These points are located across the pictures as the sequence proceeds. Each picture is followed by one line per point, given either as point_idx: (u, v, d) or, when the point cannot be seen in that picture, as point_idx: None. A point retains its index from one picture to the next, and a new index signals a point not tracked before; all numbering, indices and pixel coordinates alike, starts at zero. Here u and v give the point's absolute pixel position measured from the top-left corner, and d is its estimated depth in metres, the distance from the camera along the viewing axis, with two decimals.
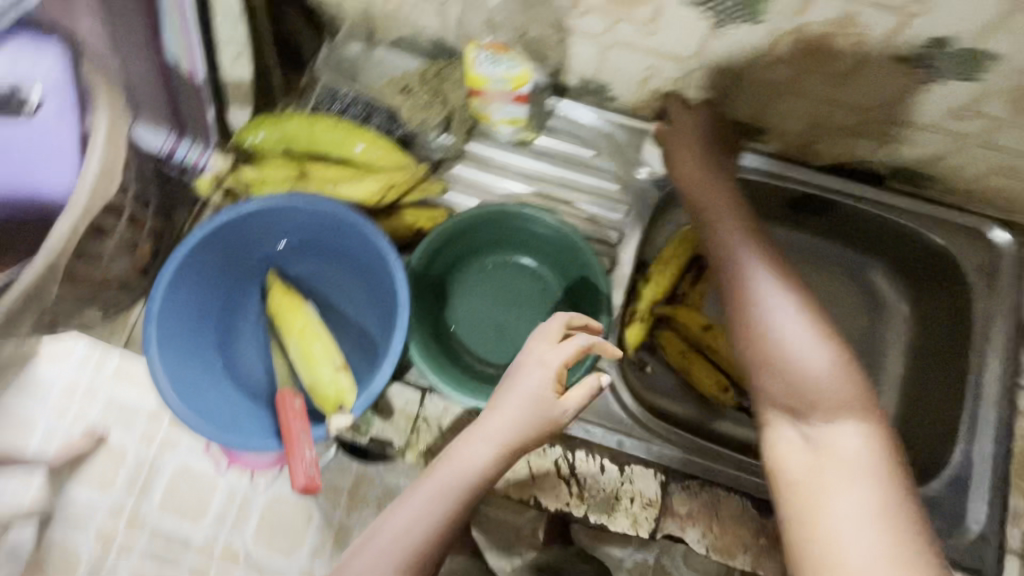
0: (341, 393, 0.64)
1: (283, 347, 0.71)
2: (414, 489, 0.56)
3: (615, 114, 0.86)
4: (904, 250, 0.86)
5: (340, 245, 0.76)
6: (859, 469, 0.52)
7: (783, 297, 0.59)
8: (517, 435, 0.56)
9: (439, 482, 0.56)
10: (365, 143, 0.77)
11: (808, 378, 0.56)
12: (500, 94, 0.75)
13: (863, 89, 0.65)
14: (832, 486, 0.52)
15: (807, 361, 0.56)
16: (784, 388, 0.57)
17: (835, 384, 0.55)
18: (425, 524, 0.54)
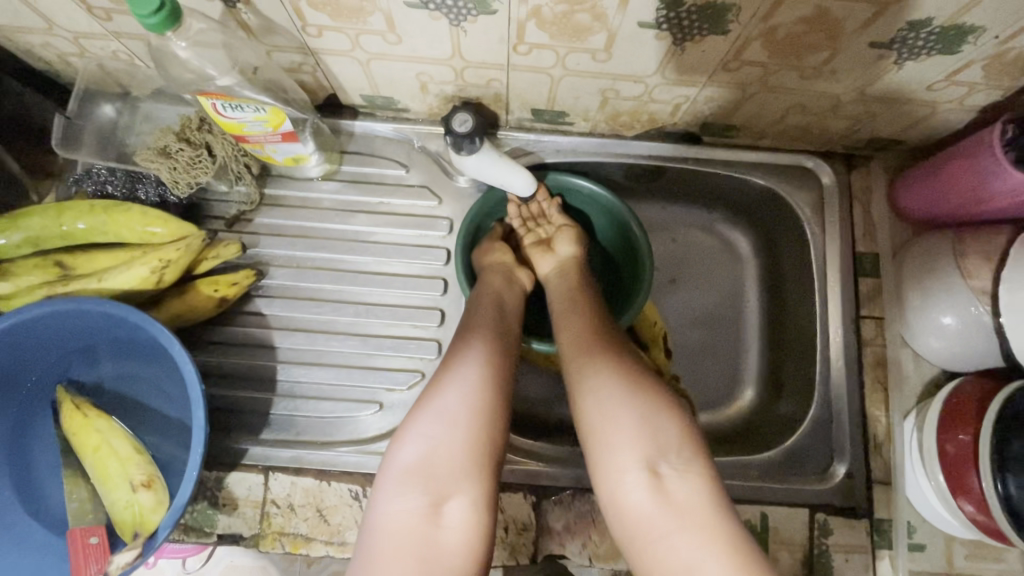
0: (140, 517, 0.57)
1: (82, 471, 0.63)
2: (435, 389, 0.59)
3: (418, 124, 0.79)
4: (741, 201, 0.85)
5: (128, 341, 0.67)
6: (650, 419, 0.56)
7: (572, 335, 0.64)
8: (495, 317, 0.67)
9: (457, 360, 0.61)
10: (130, 222, 0.68)
11: (627, 428, 0.56)
12: (264, 136, 0.67)
13: (628, 59, 0.61)
14: (643, 435, 0.55)
15: (616, 412, 0.57)
16: (615, 433, 0.56)
17: (644, 416, 0.56)
18: (462, 397, 0.58)
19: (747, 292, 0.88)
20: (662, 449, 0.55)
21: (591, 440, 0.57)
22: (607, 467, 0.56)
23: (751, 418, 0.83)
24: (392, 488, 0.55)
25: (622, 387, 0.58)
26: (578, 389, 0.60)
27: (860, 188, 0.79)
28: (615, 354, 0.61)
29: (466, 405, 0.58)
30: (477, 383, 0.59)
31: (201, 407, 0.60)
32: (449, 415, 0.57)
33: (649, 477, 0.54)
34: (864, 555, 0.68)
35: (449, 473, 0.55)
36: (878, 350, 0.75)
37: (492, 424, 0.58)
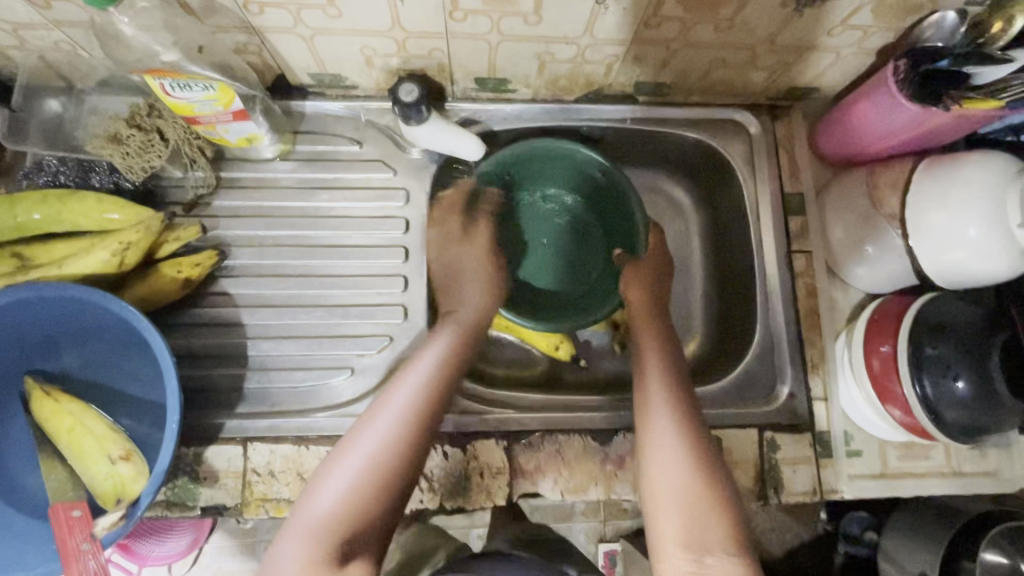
0: (122, 486, 0.59)
1: (58, 453, 0.64)
2: (354, 441, 0.59)
3: (368, 100, 0.81)
4: (681, 155, 0.90)
5: (93, 326, 0.68)
6: (706, 503, 0.56)
7: (653, 388, 0.65)
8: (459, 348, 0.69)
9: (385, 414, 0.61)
10: (86, 209, 0.69)
11: (682, 494, 0.57)
12: (215, 116, 0.69)
13: (558, 21, 0.65)
14: (699, 514, 0.56)
15: (678, 488, 0.57)
16: (670, 502, 0.57)
17: (702, 493, 0.57)
18: (376, 443, 0.58)
19: (693, 241, 0.94)
20: (709, 529, 0.55)
21: (648, 490, 0.59)
22: (658, 531, 0.57)
23: (706, 356, 0.89)
24: (296, 536, 0.53)
25: (689, 457, 0.59)
26: (644, 448, 0.62)
27: (785, 135, 0.86)
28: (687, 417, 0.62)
29: (376, 449, 0.57)
30: (386, 436, 0.58)
31: (174, 379, 0.62)
32: (366, 460, 0.57)
33: (692, 551, 0.54)
34: (809, 466, 0.75)
35: (359, 530, 0.54)
36: (811, 281, 0.81)
37: (389, 483, 0.56)
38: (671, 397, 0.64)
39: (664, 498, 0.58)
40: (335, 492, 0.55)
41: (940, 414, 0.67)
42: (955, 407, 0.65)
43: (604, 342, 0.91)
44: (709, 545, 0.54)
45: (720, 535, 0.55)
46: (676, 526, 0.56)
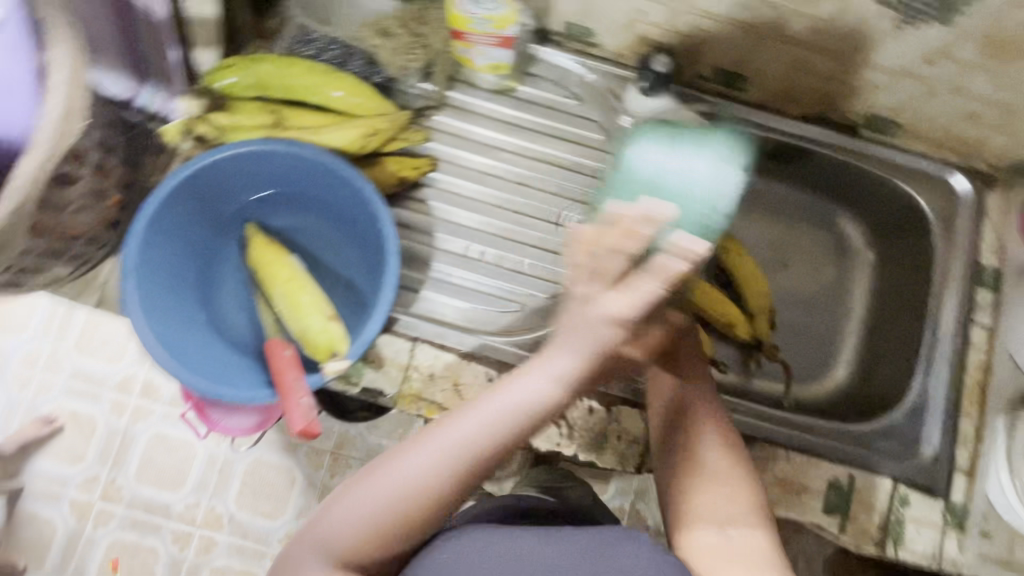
0: (334, 342, 0.64)
1: (269, 299, 0.70)
2: (429, 436, 0.50)
3: (601, 62, 0.83)
4: (872, 199, 0.90)
5: (321, 195, 0.73)
6: (730, 485, 0.62)
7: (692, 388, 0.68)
8: (522, 420, 0.49)
9: (484, 417, 0.49)
10: (343, 88, 0.74)
11: (714, 479, 0.62)
12: (482, 37, 0.72)
13: (842, 33, 0.66)
14: (727, 501, 0.61)
15: (706, 474, 0.63)
16: (696, 493, 0.62)
17: (731, 476, 0.62)
18: (457, 446, 0.49)
19: (853, 286, 0.95)
20: (730, 511, 0.60)
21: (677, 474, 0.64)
22: (685, 512, 0.61)
23: (838, 398, 0.90)
24: (354, 503, 0.49)
25: (725, 454, 0.64)
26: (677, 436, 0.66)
27: (993, 210, 0.84)
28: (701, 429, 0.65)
29: (454, 454, 0.49)
30: (476, 442, 0.49)
31: (396, 260, 0.67)
32: (437, 463, 0.49)
33: (720, 526, 0.59)
34: (935, 531, 0.74)
35: (416, 517, 0.49)
36: (982, 356, 0.80)
37: (456, 489, 0.49)
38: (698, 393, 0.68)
39: (692, 479, 0.63)
40: (362, 510, 0.49)
41: None
42: None
43: (736, 357, 0.93)
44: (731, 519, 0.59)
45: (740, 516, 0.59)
46: (704, 510, 0.60)
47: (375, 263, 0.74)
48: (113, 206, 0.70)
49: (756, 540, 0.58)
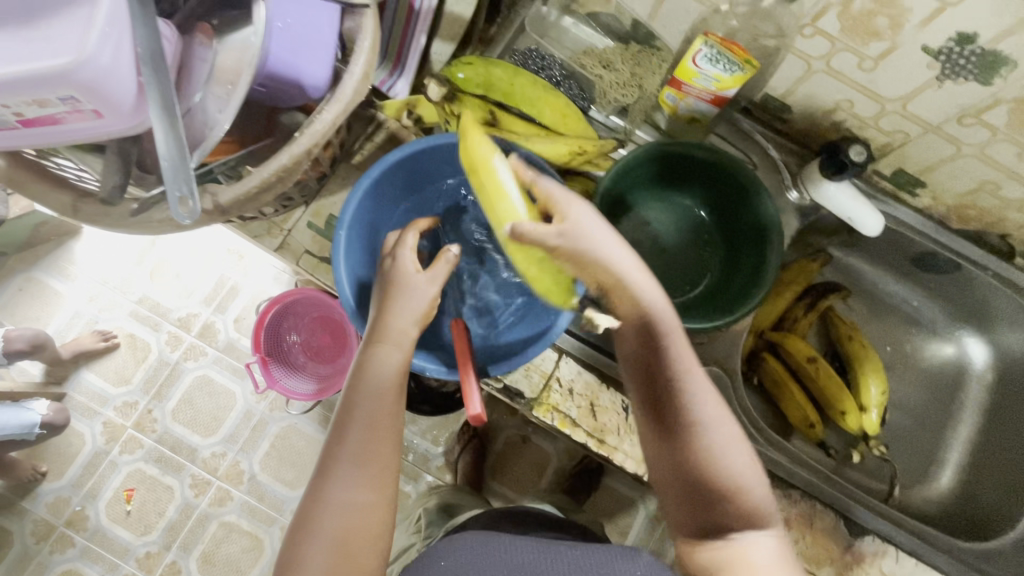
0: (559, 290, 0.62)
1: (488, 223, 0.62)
2: (340, 434, 0.58)
3: (783, 138, 0.88)
4: (1008, 327, 0.92)
5: None
6: (736, 486, 0.54)
7: (700, 385, 0.57)
8: (386, 392, 0.60)
9: (357, 403, 0.59)
10: (563, 106, 0.79)
11: (724, 481, 0.54)
12: (700, 91, 0.76)
13: None
14: (743, 494, 0.54)
15: (722, 471, 0.54)
16: (704, 499, 0.54)
17: (743, 474, 0.55)
18: (361, 435, 0.58)
19: (966, 403, 0.96)
20: (736, 505, 0.54)
21: (673, 476, 0.56)
22: (698, 516, 0.55)
23: (938, 509, 0.91)
24: (316, 541, 0.54)
25: (730, 441, 0.55)
26: (675, 433, 0.56)
27: None
28: (683, 429, 0.56)
29: (360, 443, 0.58)
30: (362, 425, 0.59)
31: None
32: (356, 457, 0.57)
33: (727, 527, 0.54)
34: None
35: (363, 522, 0.55)
36: None
37: (384, 471, 0.58)
38: (694, 376, 0.57)
39: (713, 504, 0.54)
40: (321, 546, 0.54)
41: None
42: None
43: (840, 442, 0.95)
44: (724, 528, 0.54)
45: (741, 514, 0.54)
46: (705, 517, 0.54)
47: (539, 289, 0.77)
48: (326, 161, 0.74)
49: (769, 541, 0.53)
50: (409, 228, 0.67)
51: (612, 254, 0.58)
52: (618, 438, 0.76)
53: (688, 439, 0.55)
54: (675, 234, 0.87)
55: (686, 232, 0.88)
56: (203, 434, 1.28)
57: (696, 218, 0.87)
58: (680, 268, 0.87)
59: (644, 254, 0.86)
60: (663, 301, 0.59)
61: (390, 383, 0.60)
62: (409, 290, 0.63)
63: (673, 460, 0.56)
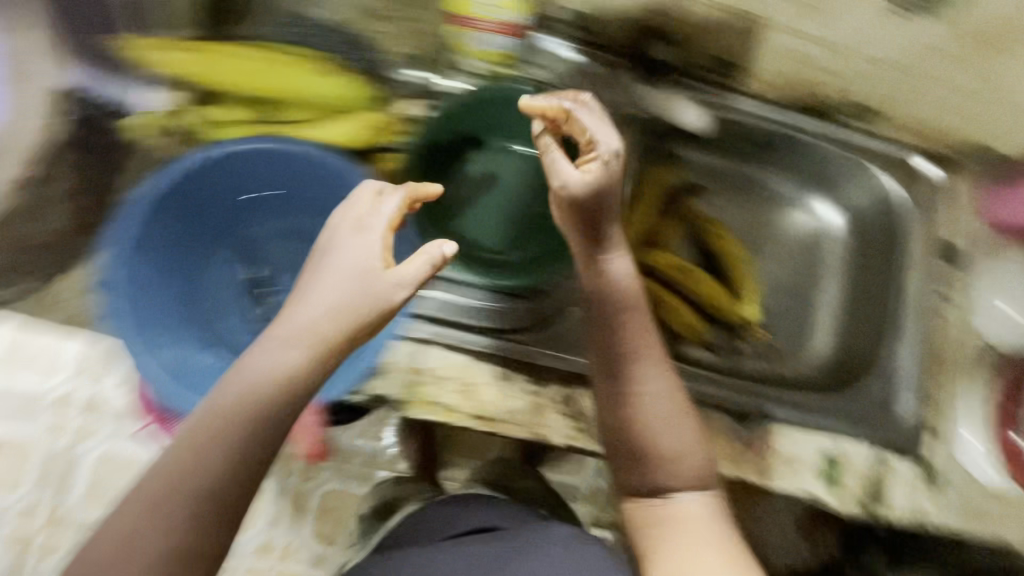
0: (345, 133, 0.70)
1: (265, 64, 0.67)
2: (173, 442, 0.44)
3: (596, 54, 0.87)
4: (846, 182, 0.95)
5: (315, 200, 0.68)
6: (683, 482, 0.62)
7: (654, 381, 0.65)
8: (248, 405, 0.44)
9: (203, 421, 0.44)
10: (341, 84, 0.69)
11: (672, 455, 0.62)
12: (483, 22, 0.72)
13: None
14: (682, 498, 0.62)
15: (676, 441, 0.63)
16: (656, 468, 0.63)
17: (698, 444, 0.64)
18: (180, 465, 0.43)
19: (827, 264, 1.00)
20: (667, 471, 0.62)
21: (635, 445, 0.63)
22: (650, 477, 0.63)
23: (817, 371, 0.95)
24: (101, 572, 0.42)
25: (676, 408, 0.64)
26: (624, 400, 0.64)
27: (950, 189, 0.90)
28: (653, 354, 0.66)
29: (170, 472, 0.42)
30: (187, 449, 0.43)
31: None
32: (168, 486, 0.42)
33: (701, 486, 0.63)
34: (913, 488, 0.81)
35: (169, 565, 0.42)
36: (943, 324, 0.88)
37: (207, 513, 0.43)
38: (649, 365, 0.65)
39: (658, 489, 0.63)
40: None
41: None
42: None
43: (725, 339, 0.93)
44: (658, 483, 0.63)
45: (654, 461, 0.63)
46: (639, 480, 0.64)
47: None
48: None
49: (696, 506, 0.62)
50: (397, 189, 0.54)
51: (617, 266, 0.67)
52: (500, 411, 0.73)
53: (639, 421, 0.63)
54: (520, 185, 0.79)
55: (528, 178, 0.79)
56: None
57: (529, 158, 0.79)
58: (523, 219, 0.79)
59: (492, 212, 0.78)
60: (630, 276, 0.66)
61: (265, 390, 0.44)
62: (362, 249, 0.49)
63: (663, 366, 0.65)
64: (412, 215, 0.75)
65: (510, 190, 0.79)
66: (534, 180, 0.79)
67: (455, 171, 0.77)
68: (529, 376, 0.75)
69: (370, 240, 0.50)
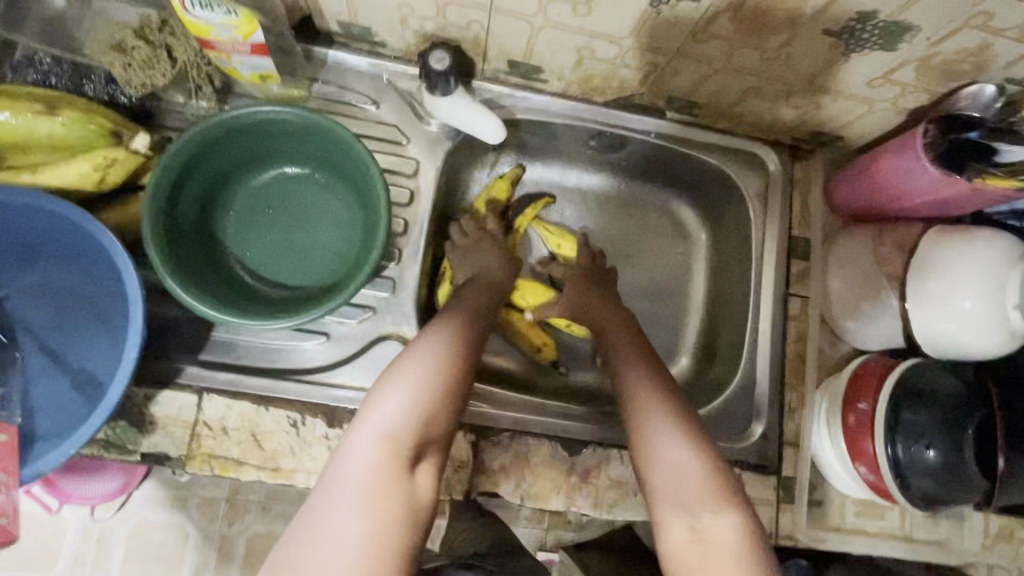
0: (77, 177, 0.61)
1: None
2: (342, 468, 0.49)
3: (394, 61, 0.78)
4: (697, 179, 0.90)
5: (46, 245, 0.62)
6: (687, 503, 0.53)
7: (654, 410, 0.58)
8: (391, 442, 0.50)
9: (371, 446, 0.50)
10: (53, 125, 0.60)
11: (687, 473, 0.54)
12: (232, 45, 0.64)
13: (608, 15, 0.63)
14: (669, 517, 0.53)
15: (674, 466, 0.54)
16: (667, 499, 0.53)
17: (711, 467, 0.54)
18: (359, 488, 0.48)
19: (694, 268, 0.94)
20: (682, 492, 0.53)
21: (647, 471, 0.56)
22: (659, 513, 0.54)
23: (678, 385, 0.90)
24: None
25: (681, 428, 0.56)
26: (641, 429, 0.58)
27: (801, 178, 0.86)
28: (643, 388, 0.61)
29: (361, 498, 0.47)
30: (376, 477, 0.48)
31: (139, 313, 0.59)
32: (349, 520, 0.46)
33: (689, 519, 0.52)
34: (769, 509, 0.76)
35: None
36: (802, 326, 0.82)
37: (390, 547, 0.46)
38: (647, 386, 0.61)
39: (697, 520, 0.52)
40: None
41: (908, 478, 0.69)
42: (923, 475, 0.68)
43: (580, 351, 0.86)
44: (682, 502, 0.53)
45: (678, 485, 0.53)
46: (674, 514, 0.53)
47: (113, 340, 0.63)
48: None
49: (732, 527, 0.51)
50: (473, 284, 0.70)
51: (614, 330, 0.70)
52: (291, 460, 0.67)
53: (655, 455, 0.56)
54: (319, 204, 0.74)
55: (325, 197, 0.74)
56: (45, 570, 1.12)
57: (320, 185, 0.74)
58: (318, 251, 0.73)
59: (288, 235, 0.73)
60: (626, 333, 0.69)
61: (415, 416, 0.52)
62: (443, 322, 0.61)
63: (653, 386, 0.61)
64: (191, 251, 0.68)
65: (307, 210, 0.74)
66: (334, 195, 0.74)
67: (240, 208, 0.73)
68: (327, 419, 0.69)
69: (451, 315, 0.63)
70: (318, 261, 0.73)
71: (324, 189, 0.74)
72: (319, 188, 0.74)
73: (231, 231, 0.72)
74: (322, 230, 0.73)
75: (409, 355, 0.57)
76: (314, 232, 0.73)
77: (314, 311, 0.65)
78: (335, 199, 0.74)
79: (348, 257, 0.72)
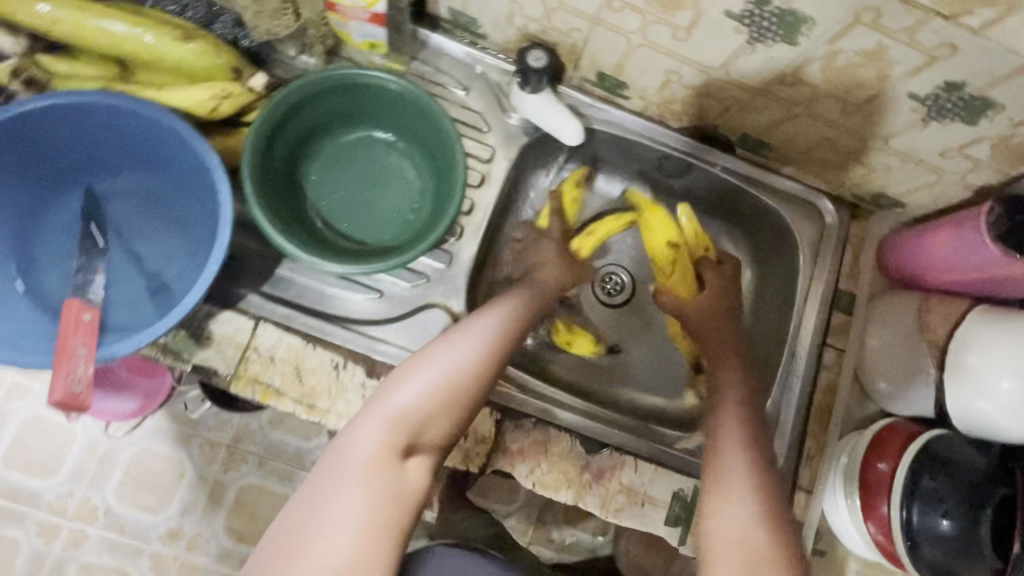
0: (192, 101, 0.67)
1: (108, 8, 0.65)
2: (412, 385, 0.63)
3: (491, 54, 0.83)
4: (751, 219, 0.92)
5: (156, 159, 0.68)
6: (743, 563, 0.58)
7: (742, 474, 0.64)
8: (451, 379, 0.63)
9: (436, 378, 0.63)
10: (183, 52, 0.66)
11: (747, 535, 0.60)
12: (354, 10, 0.70)
13: (704, 45, 0.67)
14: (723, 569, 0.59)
15: (739, 532, 0.60)
16: (727, 557, 0.59)
17: (765, 534, 0.60)
18: (417, 403, 0.62)
19: None
20: (739, 559, 0.59)
21: (711, 530, 0.61)
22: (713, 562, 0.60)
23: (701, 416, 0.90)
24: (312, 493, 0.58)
25: (755, 501, 0.62)
26: (715, 489, 0.63)
27: (855, 236, 0.88)
28: (733, 450, 0.66)
29: (415, 410, 0.61)
30: (433, 401, 0.62)
31: (227, 232, 0.63)
32: (406, 421, 0.61)
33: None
34: None
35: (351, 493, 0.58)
36: (832, 377, 0.83)
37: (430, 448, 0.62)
38: (740, 452, 0.66)
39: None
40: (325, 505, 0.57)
41: (918, 544, 0.69)
42: (935, 544, 0.67)
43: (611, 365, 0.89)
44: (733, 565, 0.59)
45: (744, 553, 0.59)
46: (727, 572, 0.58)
47: (197, 253, 0.68)
48: None
49: None
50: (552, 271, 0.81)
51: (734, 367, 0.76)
52: (327, 399, 0.71)
53: (724, 518, 0.61)
54: (397, 170, 0.79)
55: (402, 166, 0.79)
56: (45, 476, 1.16)
57: (402, 154, 0.79)
58: (388, 214, 0.77)
59: (363, 193, 0.78)
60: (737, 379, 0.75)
61: (472, 365, 0.65)
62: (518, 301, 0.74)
63: (751, 456, 0.66)
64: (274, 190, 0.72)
65: (384, 174, 0.79)
66: (412, 165, 0.79)
67: (324, 160, 0.78)
68: (367, 369, 0.73)
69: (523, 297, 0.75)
70: (386, 223, 0.77)
71: (403, 158, 0.79)
72: (399, 157, 0.79)
73: (313, 180, 0.77)
74: (394, 193, 0.78)
75: (478, 316, 0.70)
76: (387, 196, 0.78)
77: (381, 264, 0.68)
78: (410, 168, 0.79)
79: (415, 225, 0.77)
